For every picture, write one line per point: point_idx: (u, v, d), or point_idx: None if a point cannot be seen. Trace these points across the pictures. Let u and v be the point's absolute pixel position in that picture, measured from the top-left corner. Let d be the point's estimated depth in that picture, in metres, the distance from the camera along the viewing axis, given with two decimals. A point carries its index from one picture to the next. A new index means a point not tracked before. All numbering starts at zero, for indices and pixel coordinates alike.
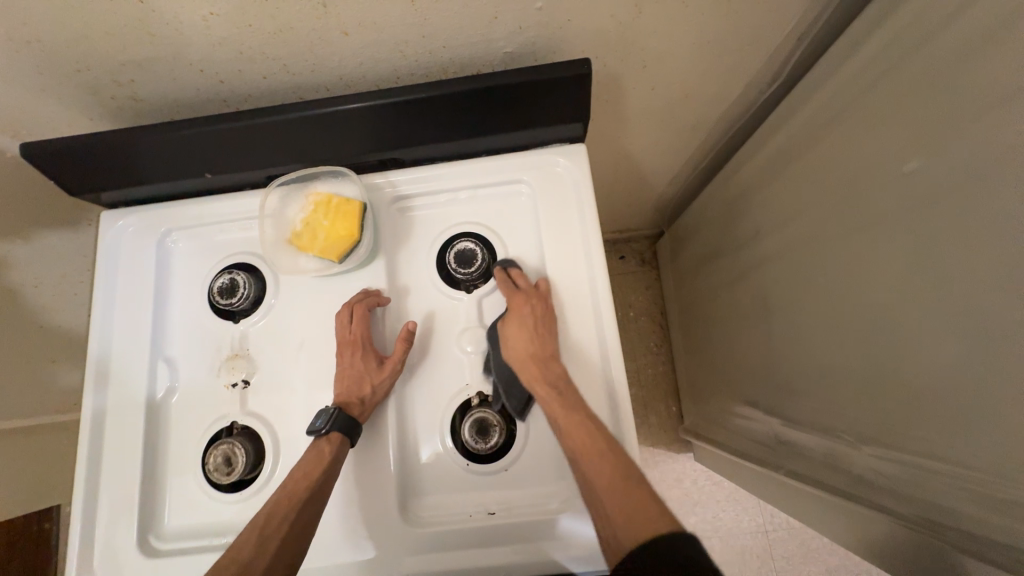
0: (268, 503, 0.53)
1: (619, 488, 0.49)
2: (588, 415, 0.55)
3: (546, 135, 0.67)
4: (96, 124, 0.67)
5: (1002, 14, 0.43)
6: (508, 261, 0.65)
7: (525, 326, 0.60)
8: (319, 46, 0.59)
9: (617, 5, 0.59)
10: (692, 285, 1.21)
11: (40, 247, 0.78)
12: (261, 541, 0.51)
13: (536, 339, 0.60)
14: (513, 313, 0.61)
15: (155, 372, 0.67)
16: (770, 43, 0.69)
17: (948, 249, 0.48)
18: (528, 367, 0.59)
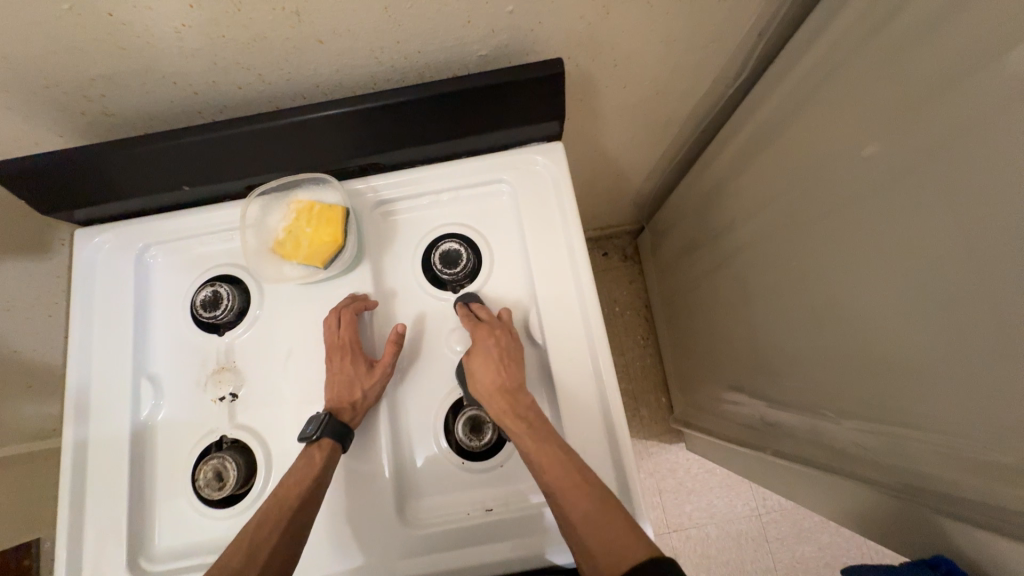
0: (258, 511, 0.53)
1: (600, 523, 0.50)
2: (562, 446, 0.55)
3: (524, 135, 0.68)
4: (66, 141, 0.66)
5: (942, 4, 0.46)
6: (468, 296, 0.66)
7: (490, 359, 0.60)
8: (294, 54, 0.60)
9: (585, 7, 0.61)
10: (673, 278, 1.24)
11: (11, 269, 0.75)
12: (252, 552, 0.50)
13: (502, 369, 0.59)
14: (478, 347, 0.60)
15: (139, 391, 0.65)
16: (733, 39, 0.72)
17: (909, 225, 0.51)
18: (498, 402, 0.58)
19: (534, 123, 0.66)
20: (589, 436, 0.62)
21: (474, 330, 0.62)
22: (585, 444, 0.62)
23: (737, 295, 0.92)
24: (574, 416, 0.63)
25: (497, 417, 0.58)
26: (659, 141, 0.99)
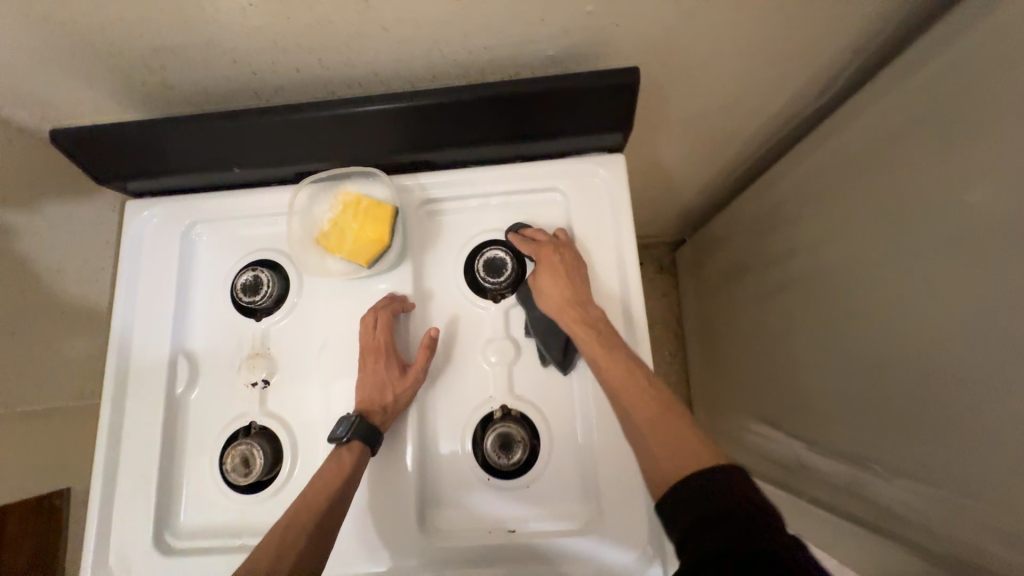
0: (288, 513, 0.52)
1: (666, 430, 0.49)
2: (629, 356, 0.55)
3: (585, 144, 0.65)
4: (124, 110, 0.66)
5: None
6: (516, 225, 0.66)
7: (561, 272, 0.60)
8: (356, 41, 0.57)
9: (668, 10, 0.56)
10: (712, 298, 1.18)
11: (51, 215, 0.76)
12: (280, 553, 0.49)
13: (573, 282, 0.60)
14: (544, 263, 0.61)
15: (175, 367, 0.66)
16: (823, 57, 0.66)
17: (1014, 286, 0.46)
18: (566, 312, 0.59)
19: (597, 132, 0.62)
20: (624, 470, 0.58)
21: (534, 249, 0.62)
22: (618, 479, 0.58)
23: (786, 328, 0.86)
24: (608, 447, 0.59)
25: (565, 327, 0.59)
26: (718, 157, 0.93)
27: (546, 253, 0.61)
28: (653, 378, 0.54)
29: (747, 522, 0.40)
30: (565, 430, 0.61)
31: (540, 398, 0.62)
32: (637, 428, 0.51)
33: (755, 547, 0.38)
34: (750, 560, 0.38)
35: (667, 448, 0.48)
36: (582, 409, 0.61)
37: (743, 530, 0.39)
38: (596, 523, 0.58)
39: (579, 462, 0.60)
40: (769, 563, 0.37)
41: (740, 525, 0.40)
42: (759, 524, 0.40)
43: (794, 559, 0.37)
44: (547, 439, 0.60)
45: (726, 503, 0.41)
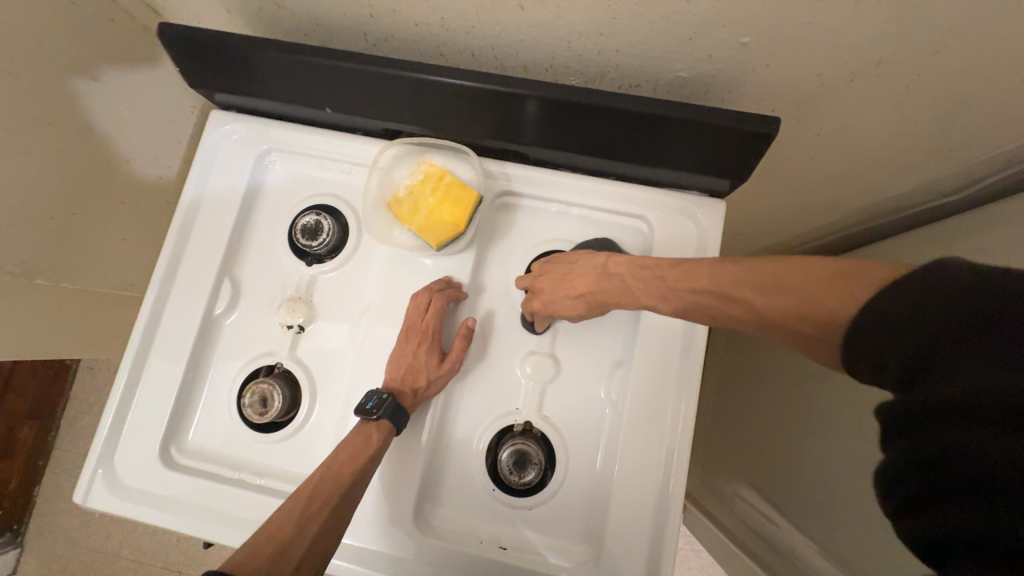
0: (313, 479, 0.52)
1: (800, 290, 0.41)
2: (674, 283, 0.51)
3: (688, 181, 0.61)
4: (233, 19, 0.64)
5: None
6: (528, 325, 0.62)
7: (571, 267, 0.59)
8: (488, 10, 0.53)
9: (829, 64, 0.51)
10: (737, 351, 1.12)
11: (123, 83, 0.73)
12: (299, 529, 0.49)
13: (584, 271, 0.58)
14: (546, 296, 0.58)
15: (218, 288, 0.65)
16: (970, 157, 0.57)
17: None
18: (608, 296, 0.57)
19: (707, 173, 0.58)
20: (632, 525, 0.56)
21: (534, 305, 0.59)
22: (624, 530, 0.56)
23: (817, 414, 0.77)
24: (624, 497, 0.57)
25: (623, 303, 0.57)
26: (793, 226, 0.85)
27: (544, 284, 0.58)
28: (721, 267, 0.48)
29: (933, 357, 0.31)
30: (583, 465, 0.59)
31: (567, 425, 0.60)
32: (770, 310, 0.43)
33: (955, 385, 0.30)
34: (954, 404, 0.30)
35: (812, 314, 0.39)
36: (607, 447, 0.59)
37: (935, 366, 0.31)
38: (589, 566, 0.57)
39: (587, 501, 0.59)
40: (981, 402, 0.29)
41: (930, 363, 0.31)
42: (953, 352, 0.30)
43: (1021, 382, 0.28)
44: (563, 469, 0.59)
45: (894, 341, 0.33)
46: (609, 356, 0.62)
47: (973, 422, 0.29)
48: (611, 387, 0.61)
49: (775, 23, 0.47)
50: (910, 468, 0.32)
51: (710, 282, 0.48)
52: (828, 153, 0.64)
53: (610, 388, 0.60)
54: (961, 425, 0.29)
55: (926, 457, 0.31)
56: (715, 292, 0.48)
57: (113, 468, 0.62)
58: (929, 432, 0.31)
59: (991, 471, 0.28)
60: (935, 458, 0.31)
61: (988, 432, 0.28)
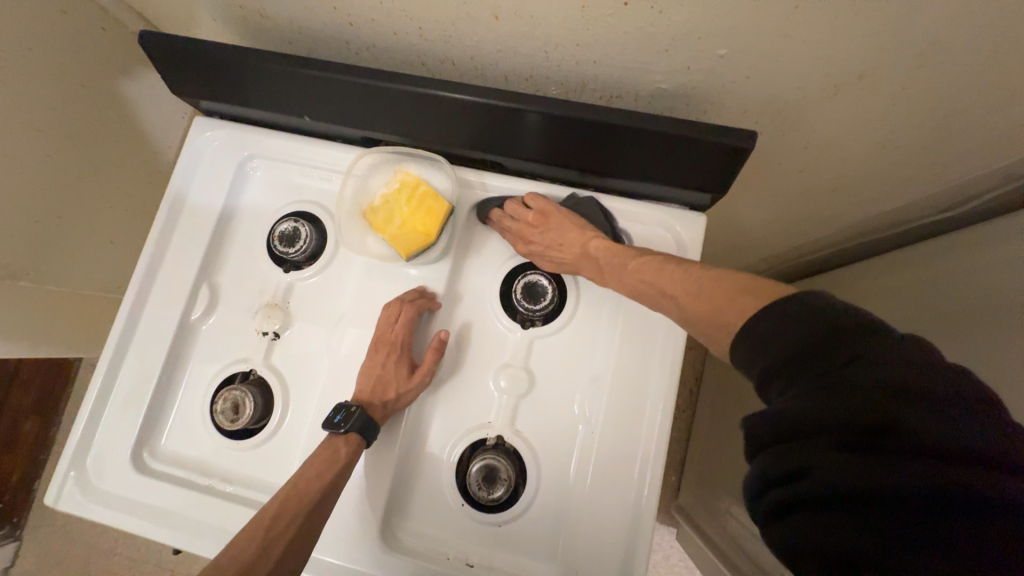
0: (279, 498, 0.52)
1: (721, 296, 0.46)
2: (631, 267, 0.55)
3: (666, 194, 0.60)
4: (219, 27, 0.64)
5: None
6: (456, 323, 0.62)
7: (558, 239, 0.59)
8: (464, 21, 0.53)
9: (812, 77, 0.49)
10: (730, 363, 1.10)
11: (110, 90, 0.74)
12: (265, 545, 0.49)
13: (569, 237, 0.59)
14: (532, 241, 0.60)
15: (196, 293, 0.65)
16: (961, 174, 0.55)
17: None
18: (574, 268, 0.60)
19: (685, 186, 0.57)
20: (602, 543, 0.56)
21: (518, 236, 0.61)
22: (593, 546, 0.56)
23: None
24: (595, 514, 0.56)
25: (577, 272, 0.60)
26: (788, 238, 0.82)
27: (534, 230, 0.60)
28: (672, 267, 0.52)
29: (838, 377, 0.34)
30: (554, 483, 0.58)
31: (539, 441, 0.59)
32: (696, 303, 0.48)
33: (839, 410, 0.33)
34: (810, 414, 0.33)
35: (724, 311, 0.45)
36: (578, 465, 0.58)
37: (827, 389, 0.34)
38: None
39: (558, 522, 0.57)
40: (827, 415, 0.33)
41: (822, 385, 0.34)
42: (808, 374, 0.35)
43: (897, 420, 0.31)
44: (533, 486, 0.58)
45: (777, 362, 0.37)
46: (585, 370, 0.60)
47: (840, 443, 0.32)
48: (586, 402, 0.59)
49: (753, 35, 0.46)
50: (770, 480, 0.35)
51: (660, 280, 0.52)
52: (815, 167, 0.62)
53: (584, 403, 0.59)
54: (828, 444, 0.32)
55: (783, 466, 0.34)
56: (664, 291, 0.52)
57: (86, 471, 0.62)
58: (790, 444, 0.34)
59: (831, 479, 0.32)
60: (790, 467, 0.34)
61: (849, 455, 0.31)
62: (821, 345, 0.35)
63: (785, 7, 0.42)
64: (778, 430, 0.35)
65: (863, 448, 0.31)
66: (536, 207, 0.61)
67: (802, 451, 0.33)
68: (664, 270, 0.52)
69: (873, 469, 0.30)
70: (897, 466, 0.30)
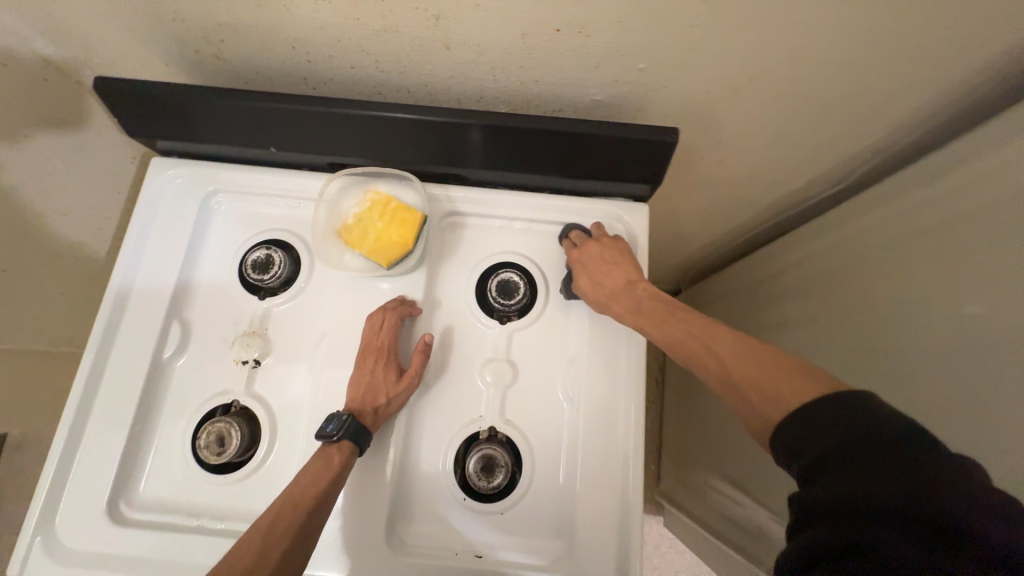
0: (271, 507, 0.51)
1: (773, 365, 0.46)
2: (677, 317, 0.57)
3: (613, 189, 0.68)
4: (172, 71, 0.66)
5: None
6: (439, 327, 0.66)
7: (596, 271, 0.63)
8: (418, 53, 0.59)
9: (714, 82, 0.60)
10: None
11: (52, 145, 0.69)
12: (261, 554, 0.48)
13: (619, 268, 0.62)
14: (583, 257, 0.64)
15: (167, 331, 0.64)
16: (840, 151, 0.68)
17: (975, 394, 0.48)
18: (608, 298, 0.62)
19: (628, 180, 0.65)
20: (599, 513, 0.59)
21: (575, 251, 0.65)
22: (590, 517, 0.59)
23: None
24: (590, 485, 0.60)
25: (609, 306, 0.62)
26: (720, 225, 0.93)
27: (592, 248, 0.64)
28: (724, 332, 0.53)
29: (898, 470, 0.34)
30: (547, 464, 0.61)
31: (528, 426, 0.63)
32: (736, 370, 0.48)
33: (894, 497, 0.33)
34: (864, 497, 0.34)
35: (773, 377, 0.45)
36: (568, 444, 0.62)
37: (884, 476, 0.34)
38: (565, 560, 0.59)
39: (557, 500, 0.61)
40: (881, 502, 0.33)
41: (879, 472, 0.34)
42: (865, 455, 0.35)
43: (952, 514, 0.31)
44: (529, 469, 0.61)
45: (833, 438, 0.37)
46: (563, 356, 0.65)
47: (893, 531, 0.32)
48: (567, 384, 0.64)
49: (663, 50, 0.55)
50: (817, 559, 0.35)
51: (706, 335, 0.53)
52: (730, 158, 0.73)
53: (566, 385, 0.64)
54: (884, 530, 0.32)
55: (836, 547, 0.34)
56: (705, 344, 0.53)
57: (53, 533, 0.58)
58: (841, 525, 0.34)
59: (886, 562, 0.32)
60: (842, 549, 0.34)
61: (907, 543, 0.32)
62: (880, 428, 0.36)
63: (684, 26, 0.52)
64: (828, 512, 0.35)
65: (920, 536, 0.31)
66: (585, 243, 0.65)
67: (854, 532, 0.33)
68: (714, 328, 0.53)
69: (928, 558, 0.31)
70: (954, 566, 0.30)
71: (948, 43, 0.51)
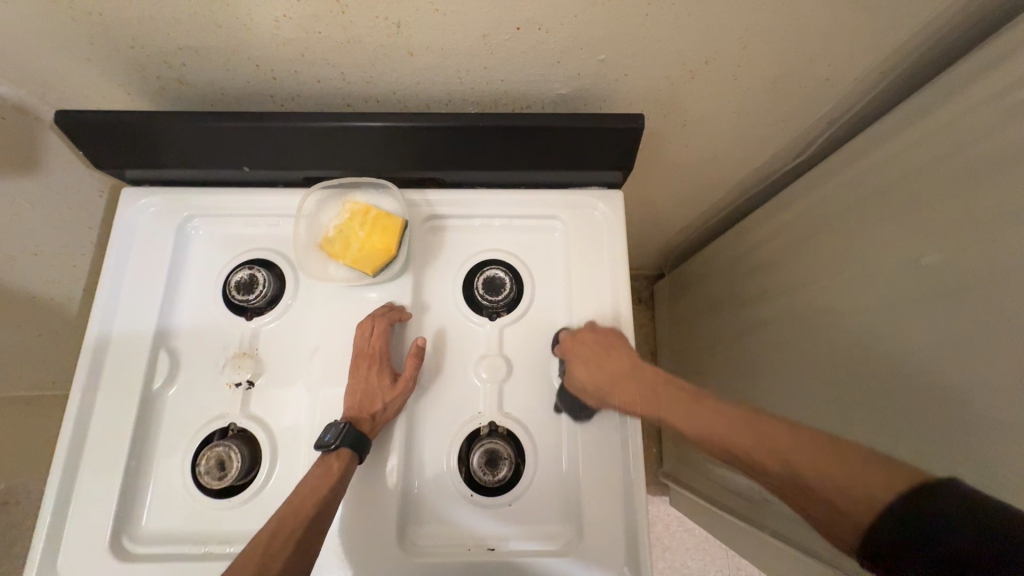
0: (273, 519, 0.52)
1: (823, 454, 0.47)
2: (705, 404, 0.56)
3: (588, 178, 0.69)
4: (133, 100, 0.65)
5: (1007, 149, 0.47)
6: (429, 330, 0.66)
7: (596, 360, 0.62)
8: (382, 61, 0.60)
9: (672, 67, 0.62)
10: (676, 329, 1.21)
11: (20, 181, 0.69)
12: (266, 561, 0.48)
13: (626, 359, 0.61)
14: (585, 356, 0.62)
15: (155, 362, 0.64)
16: (797, 123, 0.71)
17: (948, 343, 0.51)
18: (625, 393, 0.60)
19: (600, 168, 0.67)
20: (606, 494, 0.61)
21: (572, 344, 0.63)
22: (598, 500, 0.60)
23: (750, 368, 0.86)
24: (594, 468, 0.61)
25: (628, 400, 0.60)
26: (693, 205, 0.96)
27: (589, 343, 0.63)
28: (756, 418, 0.52)
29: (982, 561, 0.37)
30: (549, 452, 0.63)
31: (528, 417, 0.64)
32: (790, 463, 0.48)
33: None
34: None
35: (831, 473, 0.45)
36: (567, 430, 0.63)
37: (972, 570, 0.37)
38: (575, 543, 0.60)
39: (562, 484, 0.62)
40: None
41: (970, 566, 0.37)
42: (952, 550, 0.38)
43: None
44: (532, 458, 0.62)
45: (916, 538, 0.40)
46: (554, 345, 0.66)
47: None
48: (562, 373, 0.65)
49: (621, 41, 0.58)
50: None
51: (741, 426, 0.52)
52: (696, 139, 0.76)
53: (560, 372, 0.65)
54: None
55: None
56: (746, 435, 0.51)
57: None
58: None
59: None
60: None
61: None
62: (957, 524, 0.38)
63: (638, 15, 0.54)
64: None
65: None
66: (580, 332, 0.64)
67: None
68: (748, 418, 0.52)
69: None
70: None
71: (886, 10, 0.54)
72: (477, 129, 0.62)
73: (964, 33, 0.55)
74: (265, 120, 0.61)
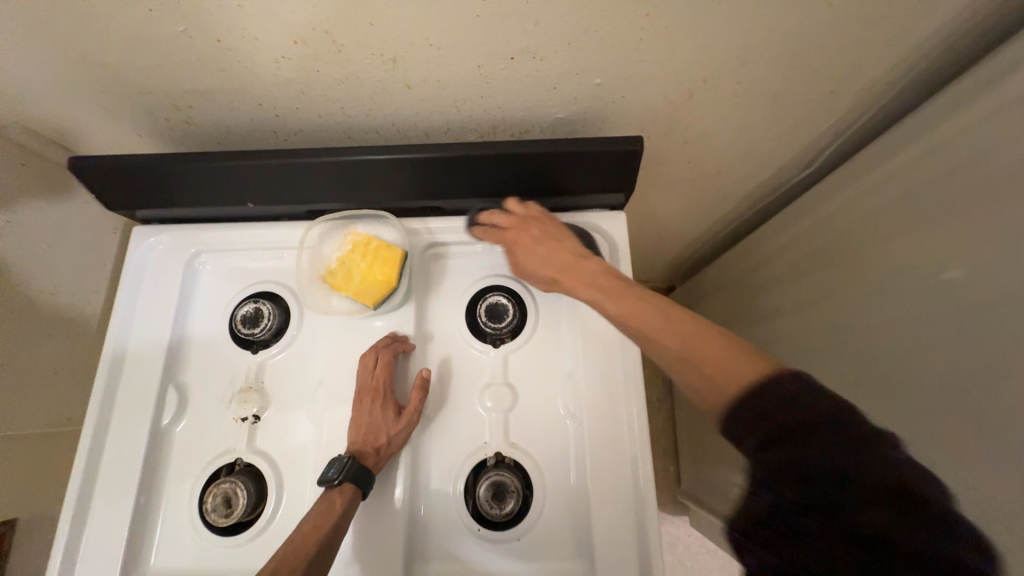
0: (274, 557, 0.51)
1: (732, 354, 0.46)
2: (626, 293, 0.56)
3: (589, 201, 0.69)
4: (145, 141, 0.68)
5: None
6: (433, 359, 0.66)
7: (533, 239, 0.64)
8: (380, 95, 0.61)
9: (671, 87, 0.61)
10: None
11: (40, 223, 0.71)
12: None
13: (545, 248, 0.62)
14: (521, 233, 0.65)
15: (163, 398, 0.64)
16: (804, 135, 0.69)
17: (974, 365, 0.48)
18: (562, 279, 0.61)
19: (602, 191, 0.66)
20: (619, 529, 0.58)
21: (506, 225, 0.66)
22: (610, 535, 0.58)
23: None
24: (605, 501, 0.59)
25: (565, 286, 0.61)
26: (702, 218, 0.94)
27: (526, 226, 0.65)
28: (673, 310, 0.52)
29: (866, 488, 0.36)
30: (558, 484, 0.61)
31: (535, 447, 0.62)
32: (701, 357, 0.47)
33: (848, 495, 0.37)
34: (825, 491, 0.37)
35: (727, 364, 0.45)
36: (576, 459, 0.62)
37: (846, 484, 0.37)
38: None
39: (572, 518, 0.60)
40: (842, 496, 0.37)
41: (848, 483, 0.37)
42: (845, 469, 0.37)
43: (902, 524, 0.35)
44: (540, 490, 0.60)
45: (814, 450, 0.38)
46: (560, 372, 0.65)
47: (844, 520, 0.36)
48: (569, 400, 0.64)
49: (617, 64, 0.57)
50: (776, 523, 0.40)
51: (666, 321, 0.51)
52: (699, 155, 0.75)
53: (567, 400, 0.64)
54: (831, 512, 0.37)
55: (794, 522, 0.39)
56: (671, 330, 0.50)
57: None
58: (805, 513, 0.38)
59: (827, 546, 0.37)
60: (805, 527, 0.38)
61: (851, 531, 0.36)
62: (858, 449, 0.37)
63: (633, 40, 0.54)
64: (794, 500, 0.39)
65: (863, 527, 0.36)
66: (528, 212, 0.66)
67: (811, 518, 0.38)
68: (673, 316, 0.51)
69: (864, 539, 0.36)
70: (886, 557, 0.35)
71: (888, 23, 0.52)
72: (476, 158, 0.62)
73: (976, 39, 0.53)
74: (269, 157, 0.63)
